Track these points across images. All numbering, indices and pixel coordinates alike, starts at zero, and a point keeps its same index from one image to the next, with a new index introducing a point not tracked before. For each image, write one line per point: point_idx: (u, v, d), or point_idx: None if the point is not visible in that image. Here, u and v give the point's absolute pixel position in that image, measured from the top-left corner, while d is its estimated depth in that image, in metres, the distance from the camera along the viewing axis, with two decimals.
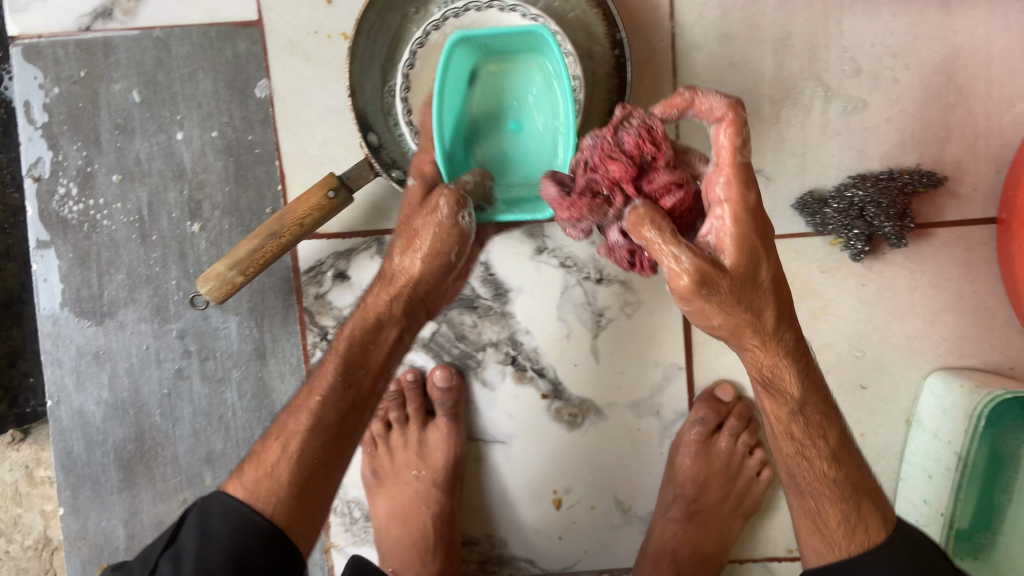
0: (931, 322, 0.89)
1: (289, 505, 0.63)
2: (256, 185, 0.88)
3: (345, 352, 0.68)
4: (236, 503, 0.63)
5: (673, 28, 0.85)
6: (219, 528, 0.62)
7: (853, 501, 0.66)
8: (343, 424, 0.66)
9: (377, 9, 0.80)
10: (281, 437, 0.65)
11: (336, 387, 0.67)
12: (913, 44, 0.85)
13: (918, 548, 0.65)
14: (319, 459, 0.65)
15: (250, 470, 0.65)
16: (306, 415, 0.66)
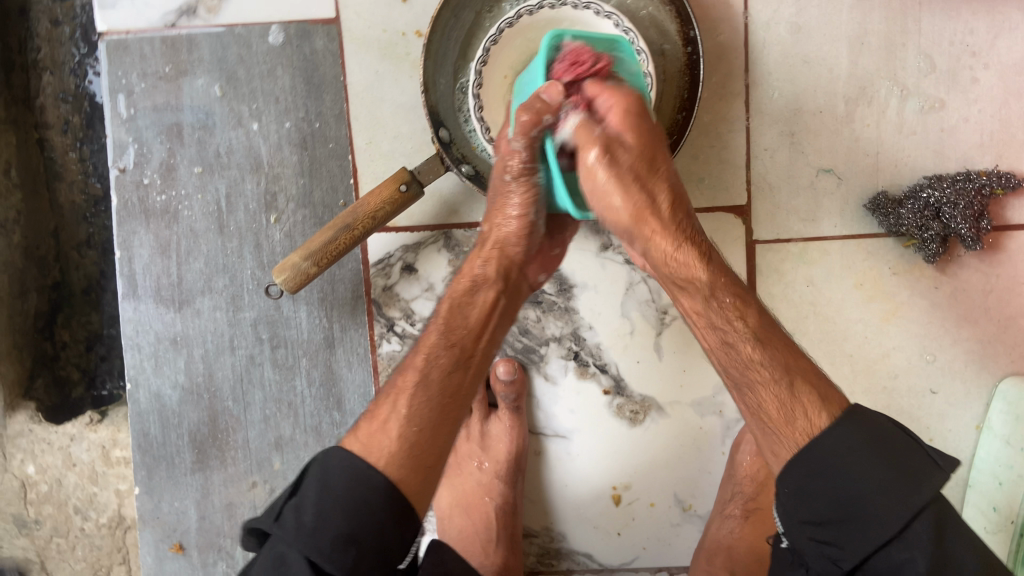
0: (1004, 327, 0.87)
1: (404, 460, 0.63)
2: (329, 179, 0.91)
3: (447, 318, 0.71)
4: (354, 457, 0.63)
5: (746, 24, 0.85)
6: (338, 481, 0.61)
7: (782, 388, 0.63)
8: (448, 382, 0.68)
9: (451, 7, 0.82)
10: (392, 395, 0.67)
11: (439, 348, 0.69)
12: (994, 43, 0.84)
13: (869, 424, 0.60)
14: (428, 415, 0.66)
15: (365, 426, 0.66)
16: (415, 374, 0.68)
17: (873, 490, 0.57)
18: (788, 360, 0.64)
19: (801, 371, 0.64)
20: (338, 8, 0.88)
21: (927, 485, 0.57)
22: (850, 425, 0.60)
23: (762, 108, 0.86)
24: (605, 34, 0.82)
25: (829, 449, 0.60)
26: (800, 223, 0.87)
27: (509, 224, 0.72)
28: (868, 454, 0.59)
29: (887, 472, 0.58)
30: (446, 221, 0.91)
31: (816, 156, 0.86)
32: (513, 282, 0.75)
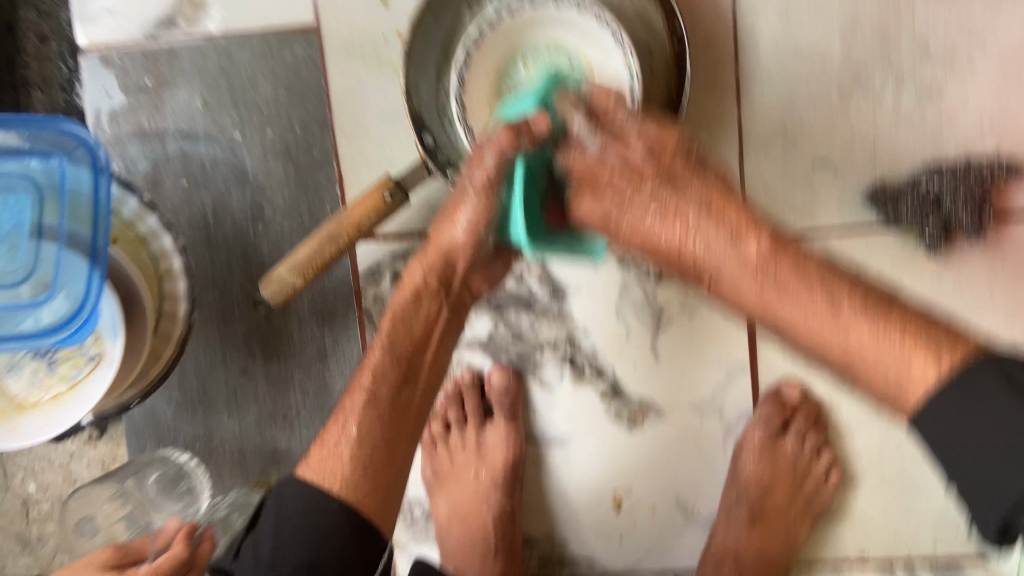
0: (1013, 318, 0.84)
1: (356, 485, 0.68)
2: (315, 187, 0.89)
3: (392, 332, 0.73)
4: (306, 486, 0.67)
5: (733, 17, 0.83)
6: (292, 509, 0.65)
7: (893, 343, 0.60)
8: (393, 403, 0.72)
9: (433, 9, 0.80)
10: (341, 417, 0.71)
11: (385, 366, 0.72)
12: (993, 24, 0.81)
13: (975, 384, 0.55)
14: (381, 434, 0.70)
15: (317, 450, 0.70)
16: (361, 394, 0.71)
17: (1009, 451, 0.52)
18: (875, 330, 0.61)
19: (911, 332, 0.60)
20: (317, 14, 0.87)
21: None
22: (979, 379, 0.55)
23: (753, 101, 0.84)
24: (590, 31, 0.79)
25: (934, 422, 0.57)
26: (797, 217, 0.85)
27: (456, 236, 0.70)
28: (1001, 413, 0.53)
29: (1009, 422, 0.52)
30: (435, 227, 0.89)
31: (810, 149, 0.84)
32: (460, 290, 0.74)
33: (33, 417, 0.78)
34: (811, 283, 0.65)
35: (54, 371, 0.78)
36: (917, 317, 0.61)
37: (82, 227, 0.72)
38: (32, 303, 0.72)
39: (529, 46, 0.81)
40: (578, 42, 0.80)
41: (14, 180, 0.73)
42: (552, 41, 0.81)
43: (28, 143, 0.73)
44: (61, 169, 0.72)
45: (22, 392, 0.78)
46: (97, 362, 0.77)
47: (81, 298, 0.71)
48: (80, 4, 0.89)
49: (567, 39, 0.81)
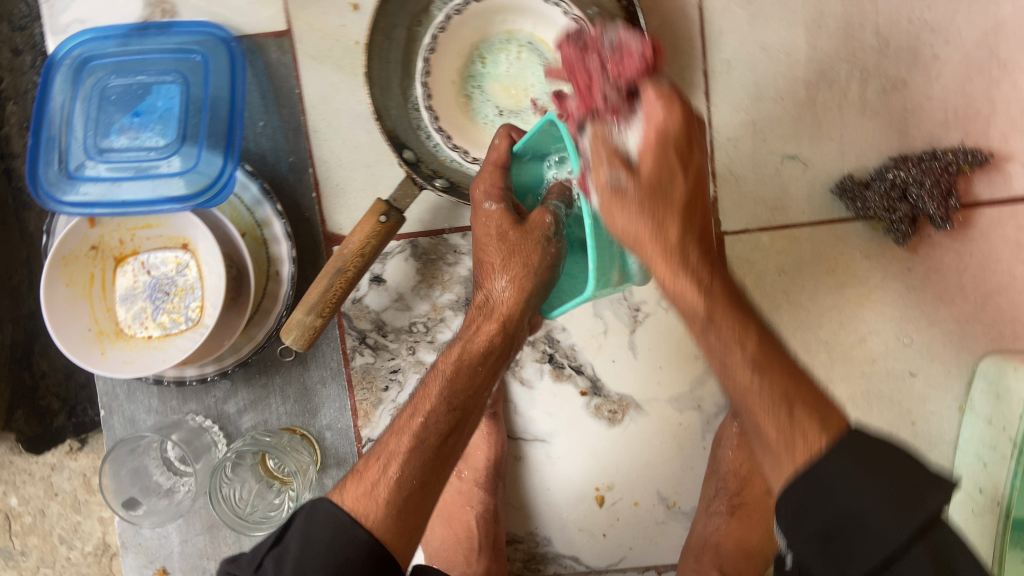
0: (982, 305, 0.86)
1: (393, 523, 0.63)
2: (291, 193, 0.90)
3: (451, 374, 0.69)
4: (335, 511, 0.63)
5: (700, 14, 0.85)
6: (320, 534, 0.62)
7: (786, 410, 0.60)
8: (443, 446, 0.67)
9: (382, 30, 0.81)
10: (382, 458, 0.66)
11: (437, 409, 0.68)
12: (953, 19, 0.83)
13: (869, 446, 0.57)
14: (419, 479, 0.65)
15: (351, 487, 0.66)
16: (409, 436, 0.67)
17: (877, 506, 0.54)
18: (785, 383, 0.61)
19: (801, 396, 0.60)
20: (290, 20, 0.88)
21: (933, 498, 0.54)
22: (848, 451, 0.57)
23: (722, 98, 0.85)
24: (541, 14, 0.82)
25: (835, 466, 0.56)
26: (768, 211, 0.86)
27: (507, 292, 0.68)
28: (860, 479, 0.55)
29: (873, 504, 0.54)
30: (414, 230, 0.90)
31: (779, 143, 0.86)
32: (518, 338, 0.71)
33: (119, 351, 0.84)
34: (726, 286, 0.63)
35: (156, 315, 0.86)
36: (783, 358, 0.62)
37: (219, 122, 0.83)
38: (177, 170, 0.81)
39: (485, 41, 0.84)
40: (531, 28, 0.83)
41: (166, 72, 0.85)
42: (506, 31, 0.84)
43: (164, 47, 0.86)
44: (203, 65, 0.85)
45: (123, 321, 0.85)
46: (194, 325, 0.85)
47: (215, 173, 0.81)
48: (52, 16, 0.90)
49: (520, 28, 0.83)
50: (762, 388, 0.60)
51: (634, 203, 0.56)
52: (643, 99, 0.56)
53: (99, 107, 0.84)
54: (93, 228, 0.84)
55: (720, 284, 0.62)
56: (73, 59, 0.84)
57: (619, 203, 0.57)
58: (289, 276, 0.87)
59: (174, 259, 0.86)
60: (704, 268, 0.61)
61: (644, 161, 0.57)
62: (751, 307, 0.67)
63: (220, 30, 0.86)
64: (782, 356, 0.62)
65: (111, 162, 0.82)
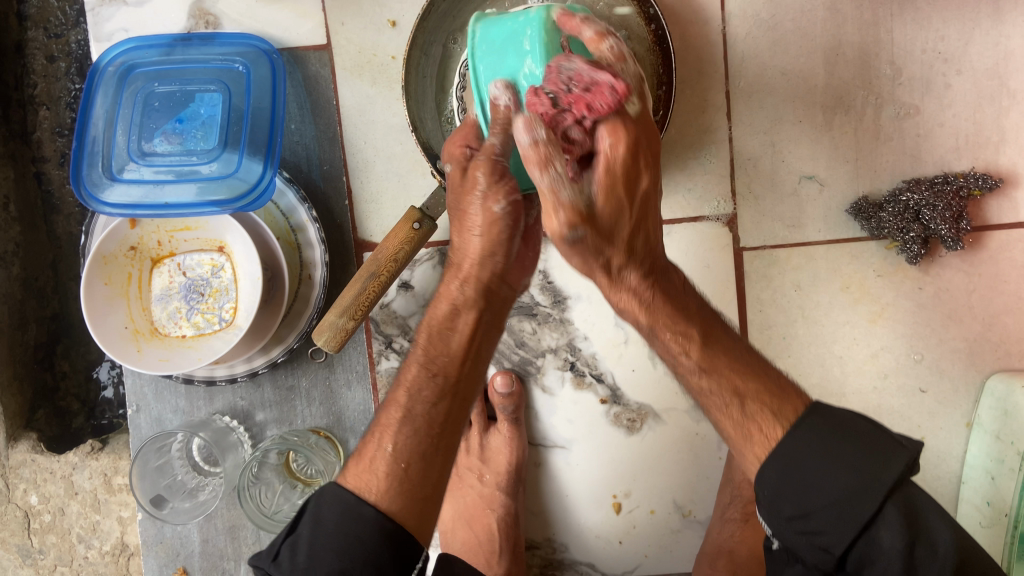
0: (989, 324, 0.89)
1: (398, 495, 0.64)
2: (324, 201, 0.93)
3: (427, 348, 0.70)
4: (340, 492, 0.64)
5: (723, 40, 0.88)
6: (330, 517, 0.63)
7: (737, 405, 0.63)
8: (434, 417, 0.68)
9: (420, 46, 0.84)
10: (377, 434, 0.68)
11: (421, 382, 0.69)
12: (965, 50, 0.87)
13: (830, 417, 0.61)
14: (417, 450, 0.67)
15: (353, 468, 0.67)
16: (397, 412, 0.68)
17: (844, 483, 0.57)
18: (734, 381, 0.64)
19: (752, 390, 0.64)
20: (329, 35, 0.92)
21: (895, 464, 0.57)
22: (811, 423, 0.61)
23: (744, 119, 0.89)
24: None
25: (799, 448, 0.60)
26: (786, 229, 0.90)
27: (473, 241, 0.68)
28: (824, 463, 0.58)
29: (847, 478, 0.57)
30: (442, 239, 0.93)
31: (797, 164, 0.89)
32: (498, 294, 0.71)
33: (154, 349, 0.87)
34: (673, 317, 0.66)
35: (190, 315, 0.88)
36: (735, 358, 0.65)
37: (260, 131, 0.86)
38: (216, 175, 0.84)
39: None
40: None
41: (208, 81, 0.88)
42: None
43: (207, 56, 0.89)
44: (244, 74, 0.88)
45: (158, 320, 0.88)
46: (227, 326, 0.87)
47: (254, 180, 0.84)
48: (97, 24, 0.93)
49: None
50: (711, 391, 0.65)
51: (584, 241, 0.59)
52: (599, 131, 0.58)
53: (144, 113, 0.87)
54: (133, 228, 0.86)
55: (662, 293, 0.66)
56: (117, 66, 0.86)
57: (578, 250, 0.60)
58: (322, 280, 0.90)
59: (210, 261, 0.88)
60: (646, 287, 0.65)
61: (598, 191, 0.59)
62: (702, 310, 0.67)
63: (263, 42, 0.89)
64: (731, 353, 0.65)
65: (154, 166, 0.85)
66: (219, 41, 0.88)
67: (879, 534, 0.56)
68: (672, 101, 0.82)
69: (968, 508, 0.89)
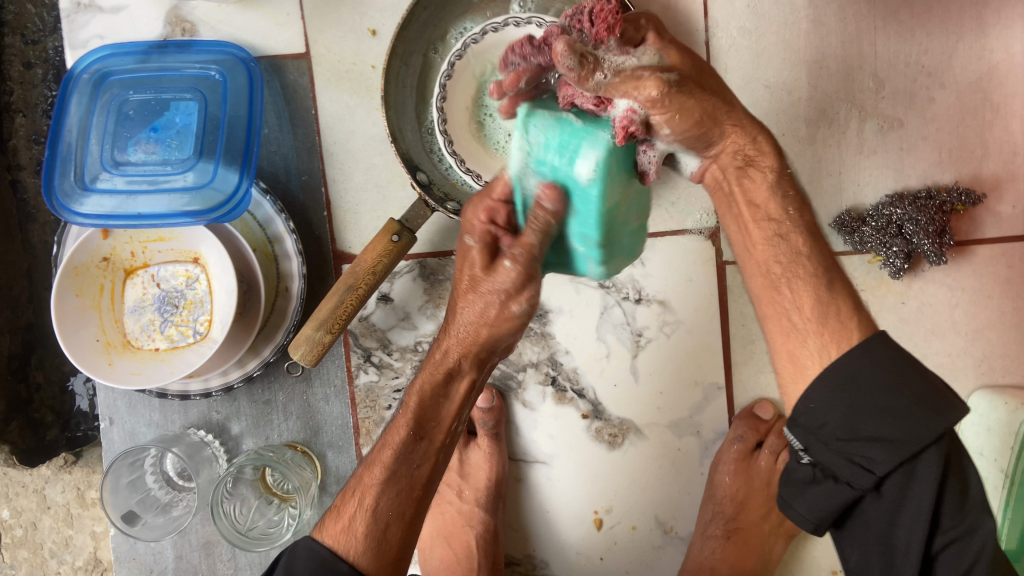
0: (973, 339, 0.88)
1: (374, 555, 0.63)
2: (303, 212, 0.91)
3: (420, 408, 0.67)
4: (316, 547, 0.63)
5: (707, 52, 0.88)
6: (302, 569, 0.62)
7: (821, 308, 0.63)
8: (416, 477, 0.66)
9: (400, 55, 0.83)
10: (358, 492, 0.65)
11: (407, 445, 0.66)
12: (949, 63, 0.86)
13: (893, 347, 0.60)
14: (395, 513, 0.64)
15: (330, 524, 0.65)
16: (380, 470, 0.66)
17: (907, 405, 0.57)
18: (797, 271, 0.65)
19: (840, 282, 0.65)
20: (308, 43, 0.90)
21: (953, 415, 0.56)
22: (870, 355, 0.60)
23: None
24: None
25: (865, 374, 0.59)
26: None
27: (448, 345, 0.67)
28: (889, 387, 0.58)
29: (900, 401, 0.57)
30: (423, 251, 0.92)
31: None
32: (486, 354, 0.68)
33: (126, 362, 0.85)
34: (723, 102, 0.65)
35: (164, 328, 0.86)
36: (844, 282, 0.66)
37: (235, 140, 0.84)
38: (192, 186, 0.83)
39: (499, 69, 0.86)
40: None
41: (184, 89, 0.87)
42: None
43: (183, 64, 0.87)
44: (221, 82, 0.87)
45: (131, 332, 0.86)
46: (201, 339, 0.86)
47: (230, 190, 0.82)
48: (72, 31, 0.92)
49: None
50: (778, 260, 0.66)
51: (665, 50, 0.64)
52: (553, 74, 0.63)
53: (118, 122, 0.86)
54: (105, 239, 0.84)
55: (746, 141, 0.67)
56: (92, 74, 0.85)
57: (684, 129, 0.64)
58: (299, 292, 0.88)
59: (184, 273, 0.87)
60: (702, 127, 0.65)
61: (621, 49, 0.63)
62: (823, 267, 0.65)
63: (240, 50, 0.88)
64: (823, 254, 0.66)
65: (127, 175, 0.83)
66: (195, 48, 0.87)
67: (917, 467, 0.56)
68: None
69: None
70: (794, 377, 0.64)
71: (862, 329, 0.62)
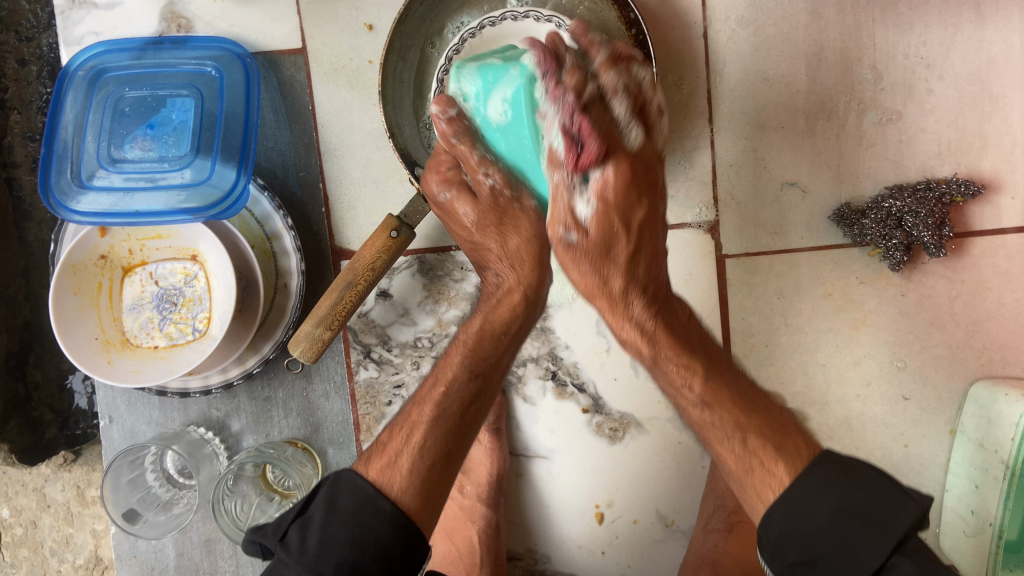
0: (972, 331, 0.88)
1: (418, 494, 0.64)
2: (301, 209, 0.91)
3: (472, 348, 0.71)
4: (359, 483, 0.63)
5: (706, 45, 0.88)
6: (346, 505, 0.62)
7: (738, 438, 0.65)
8: (464, 418, 0.69)
9: (398, 50, 0.83)
10: (405, 429, 0.67)
11: (461, 382, 0.70)
12: (948, 54, 0.86)
13: (840, 465, 0.62)
14: (441, 450, 0.67)
15: (375, 459, 0.66)
16: (431, 407, 0.68)
17: (852, 521, 0.58)
18: (738, 415, 0.66)
19: (753, 424, 0.65)
20: (304, 39, 0.90)
21: (899, 518, 0.58)
22: (815, 480, 0.61)
23: (726, 124, 0.88)
24: None
25: (809, 510, 0.60)
26: (768, 235, 0.89)
27: (488, 309, 0.73)
28: (838, 514, 0.59)
29: (852, 524, 0.58)
30: (421, 246, 0.92)
31: (779, 170, 0.88)
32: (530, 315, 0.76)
33: (125, 361, 0.85)
34: (676, 351, 0.68)
35: (163, 326, 0.86)
36: (733, 385, 0.68)
37: (233, 136, 0.84)
38: (190, 183, 0.82)
39: None
40: None
41: (181, 86, 0.86)
42: None
43: (179, 60, 0.87)
44: (217, 78, 0.86)
45: (130, 331, 0.86)
46: (201, 336, 0.85)
47: (228, 187, 0.82)
48: (66, 27, 0.91)
49: None
50: (712, 423, 0.67)
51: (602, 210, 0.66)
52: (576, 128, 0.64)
53: (114, 119, 0.85)
54: (103, 237, 0.84)
55: (663, 323, 0.69)
56: (87, 71, 0.85)
57: (572, 257, 0.68)
58: (297, 288, 0.87)
59: (182, 270, 0.86)
60: (650, 318, 0.69)
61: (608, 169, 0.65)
62: (747, 392, 0.68)
63: (236, 46, 0.87)
64: (732, 384, 0.68)
65: (124, 173, 0.83)
66: (191, 44, 0.86)
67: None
68: None
69: (952, 515, 0.88)
70: (752, 497, 0.65)
71: (808, 451, 0.64)
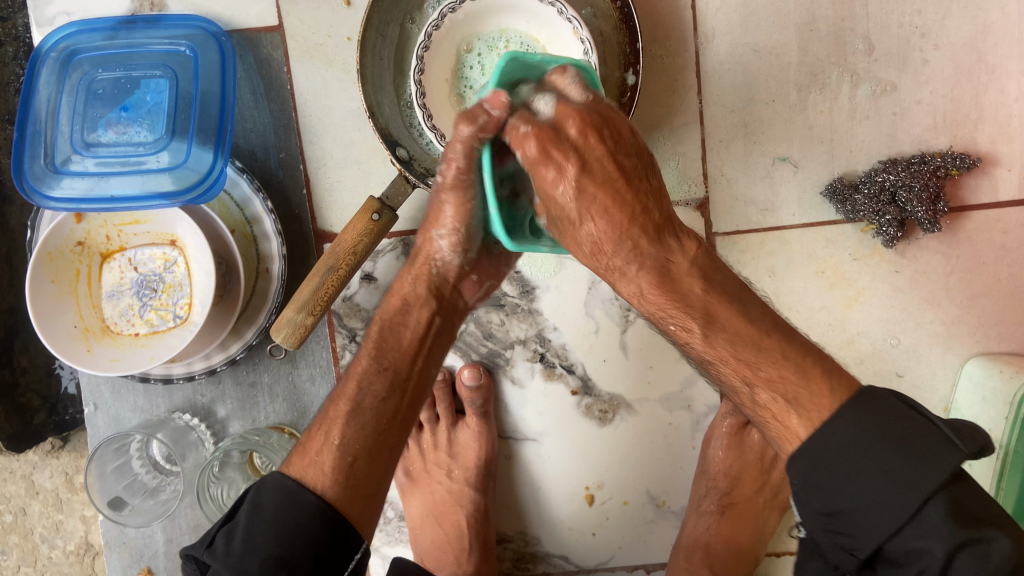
0: (967, 307, 0.87)
1: (343, 487, 0.65)
2: (281, 191, 0.89)
3: (379, 342, 0.72)
4: (282, 479, 0.65)
5: (694, 16, 0.85)
6: (268, 503, 0.63)
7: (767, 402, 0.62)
8: (381, 410, 0.69)
9: (375, 26, 0.81)
10: (324, 426, 0.68)
11: (372, 374, 0.70)
12: (943, 24, 0.84)
13: (876, 420, 0.57)
14: (360, 444, 0.67)
15: (298, 459, 0.67)
16: (345, 403, 0.69)
17: (882, 496, 0.55)
18: (768, 375, 0.61)
19: (805, 386, 0.61)
20: (281, 16, 0.87)
21: (943, 468, 0.54)
22: (851, 430, 0.57)
23: (715, 98, 0.86)
24: (535, 15, 0.81)
25: (828, 483, 0.57)
26: (758, 212, 0.87)
27: (407, 286, 0.74)
28: (874, 454, 0.55)
29: (893, 462, 0.55)
30: (405, 228, 0.90)
31: (771, 146, 0.86)
32: (447, 299, 0.75)
33: (105, 349, 0.83)
34: (667, 299, 0.63)
35: (143, 312, 0.85)
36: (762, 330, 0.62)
37: (209, 117, 0.82)
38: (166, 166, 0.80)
39: (478, 37, 0.83)
40: (526, 26, 0.83)
41: (155, 65, 0.84)
42: (500, 29, 0.83)
43: (153, 38, 0.84)
44: (191, 57, 0.84)
45: (109, 318, 0.85)
46: (182, 323, 0.84)
47: (204, 170, 0.80)
48: (37, 7, 0.89)
49: (514, 26, 0.83)
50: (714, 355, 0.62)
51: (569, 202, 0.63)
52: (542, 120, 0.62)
53: (87, 101, 0.83)
54: (79, 223, 0.82)
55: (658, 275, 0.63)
56: (59, 52, 0.82)
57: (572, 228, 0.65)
58: (279, 273, 0.86)
59: (162, 256, 0.85)
60: (634, 267, 0.64)
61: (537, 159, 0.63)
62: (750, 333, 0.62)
63: (210, 24, 0.85)
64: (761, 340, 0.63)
65: (98, 157, 0.81)
66: (162, 21, 0.83)
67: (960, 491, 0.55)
68: (639, 80, 0.79)
69: None
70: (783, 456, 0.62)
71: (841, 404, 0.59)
